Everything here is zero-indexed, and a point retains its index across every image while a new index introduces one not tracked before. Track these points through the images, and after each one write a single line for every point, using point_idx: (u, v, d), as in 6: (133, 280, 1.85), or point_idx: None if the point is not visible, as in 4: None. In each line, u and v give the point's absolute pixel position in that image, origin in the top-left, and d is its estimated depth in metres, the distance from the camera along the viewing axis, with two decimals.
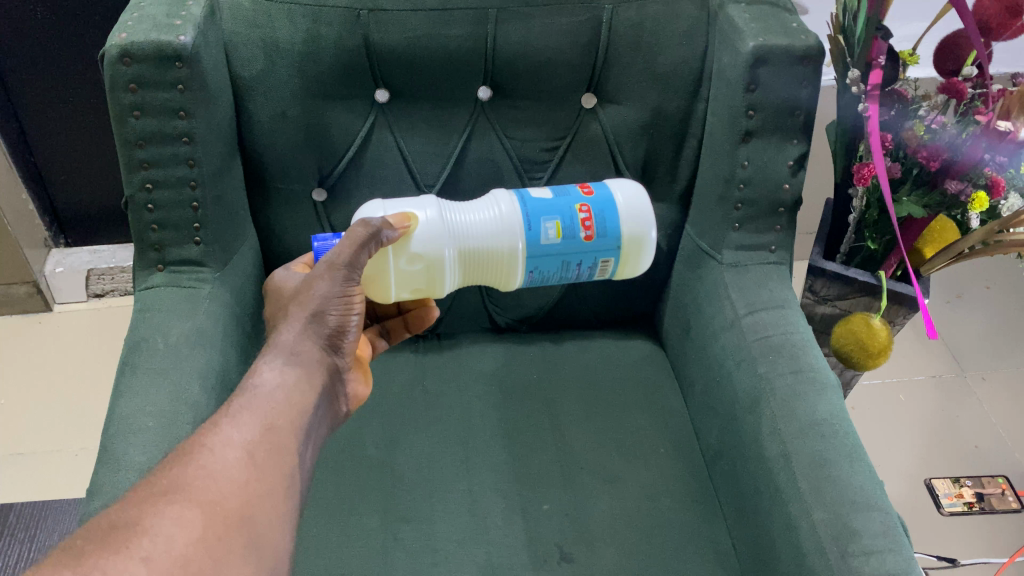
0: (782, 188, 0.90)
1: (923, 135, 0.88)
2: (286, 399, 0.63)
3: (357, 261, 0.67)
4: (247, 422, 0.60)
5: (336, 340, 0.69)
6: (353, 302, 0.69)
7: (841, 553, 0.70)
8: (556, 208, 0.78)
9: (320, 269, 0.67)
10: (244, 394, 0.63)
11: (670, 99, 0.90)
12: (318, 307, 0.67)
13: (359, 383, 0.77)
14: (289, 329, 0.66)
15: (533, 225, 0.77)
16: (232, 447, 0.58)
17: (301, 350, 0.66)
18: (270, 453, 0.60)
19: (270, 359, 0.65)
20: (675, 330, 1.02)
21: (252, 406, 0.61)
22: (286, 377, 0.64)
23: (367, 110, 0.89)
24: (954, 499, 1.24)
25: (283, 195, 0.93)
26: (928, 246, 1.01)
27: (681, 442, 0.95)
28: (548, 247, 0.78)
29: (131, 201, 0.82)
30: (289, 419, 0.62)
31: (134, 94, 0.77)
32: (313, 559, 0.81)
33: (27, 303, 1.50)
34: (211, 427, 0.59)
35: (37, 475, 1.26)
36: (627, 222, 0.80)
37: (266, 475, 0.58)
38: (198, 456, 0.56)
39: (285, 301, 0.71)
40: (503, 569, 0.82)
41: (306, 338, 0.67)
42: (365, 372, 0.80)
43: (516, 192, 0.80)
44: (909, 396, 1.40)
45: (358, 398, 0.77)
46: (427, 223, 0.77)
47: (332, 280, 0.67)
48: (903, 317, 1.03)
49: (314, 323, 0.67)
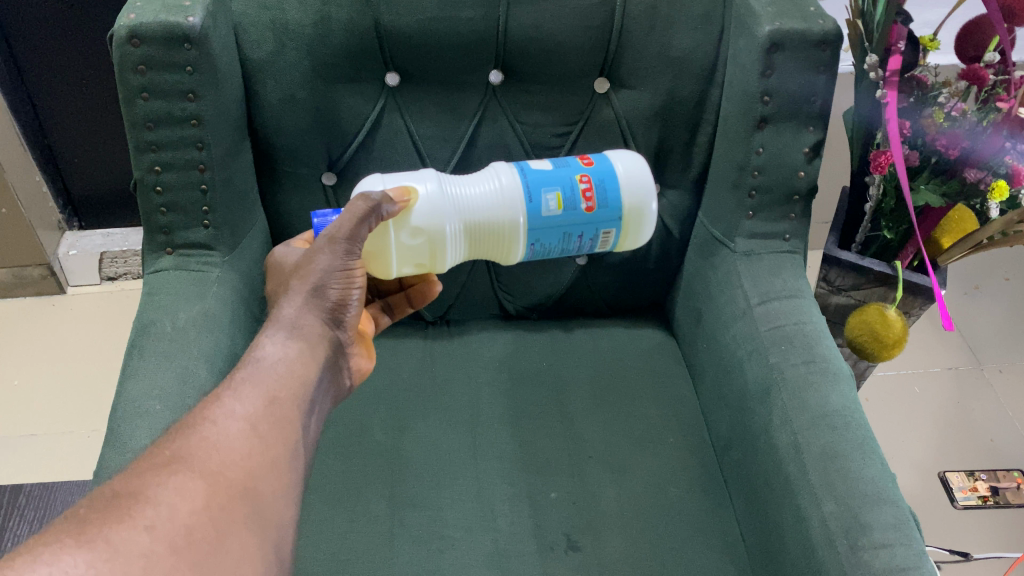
0: (797, 176, 0.88)
1: (942, 122, 0.87)
2: (289, 372, 0.63)
3: (357, 234, 0.67)
4: (252, 396, 0.60)
5: (337, 314, 0.70)
6: (354, 276, 0.69)
7: (851, 547, 0.69)
8: (557, 179, 0.77)
9: (321, 243, 0.67)
10: (248, 366, 0.63)
11: (685, 84, 0.89)
12: (319, 282, 0.67)
13: (362, 355, 0.77)
14: (291, 303, 0.67)
15: (534, 197, 0.77)
16: (235, 418, 0.58)
17: (302, 324, 0.66)
18: (272, 425, 0.59)
19: (272, 332, 0.65)
20: (687, 318, 1.01)
21: (254, 378, 0.62)
22: (289, 351, 0.65)
23: (377, 93, 0.88)
24: (969, 492, 1.22)
25: (292, 178, 0.92)
26: (945, 237, 0.98)
27: (692, 430, 0.95)
28: (549, 219, 0.77)
29: (140, 183, 0.81)
30: (293, 392, 0.63)
31: (143, 75, 0.76)
32: (317, 543, 0.81)
33: (40, 286, 1.51)
34: (213, 399, 0.59)
35: (48, 456, 1.27)
36: (628, 194, 0.80)
37: (269, 446, 0.58)
38: (201, 428, 0.56)
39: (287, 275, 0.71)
40: (509, 558, 0.81)
41: (307, 312, 0.67)
42: (368, 345, 0.80)
43: (516, 164, 0.80)
44: (924, 387, 1.39)
45: (362, 371, 0.77)
46: (427, 197, 0.76)
47: (333, 254, 0.67)
48: (919, 308, 1.02)
49: (315, 297, 0.68)
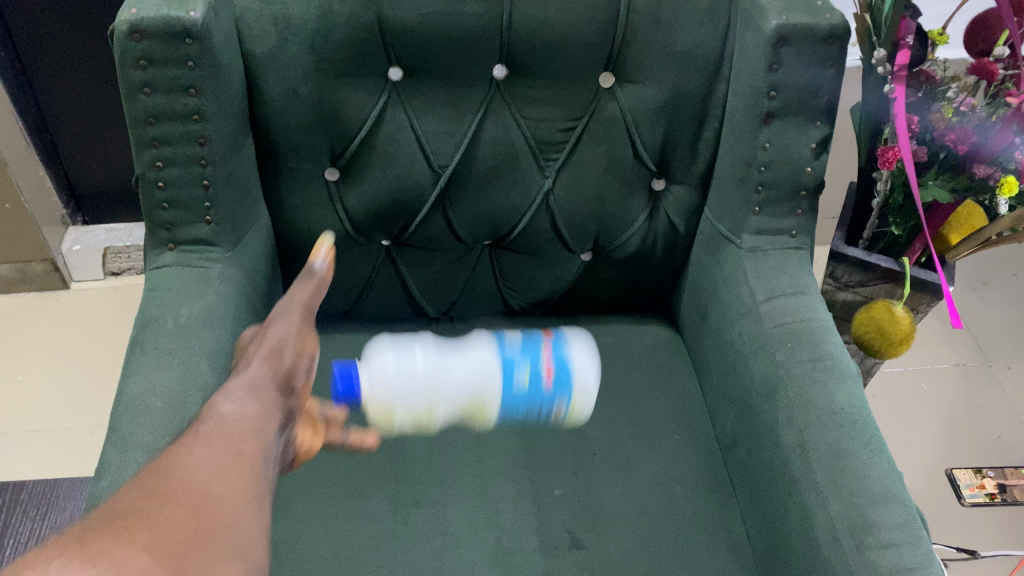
0: (804, 172, 0.88)
1: (951, 118, 0.86)
2: (251, 429, 0.56)
3: (308, 302, 0.66)
4: (217, 446, 0.53)
5: (293, 379, 0.62)
6: (308, 348, 0.64)
7: (859, 545, 0.68)
8: (523, 353, 0.79)
9: (289, 303, 0.66)
10: (206, 424, 0.56)
11: (690, 79, 0.88)
12: (276, 345, 0.63)
13: (307, 435, 0.65)
14: (249, 367, 0.61)
15: (501, 373, 0.78)
16: (206, 464, 0.51)
17: (259, 383, 0.60)
18: (244, 472, 0.52)
19: (229, 392, 0.59)
20: (692, 315, 1.01)
21: (218, 433, 0.54)
22: (246, 410, 0.57)
23: (380, 88, 0.87)
24: (976, 489, 1.22)
25: (295, 173, 0.91)
26: (954, 234, 0.97)
27: (697, 427, 0.94)
28: (516, 392, 0.78)
29: (141, 179, 0.81)
30: (256, 447, 0.55)
31: (144, 70, 0.76)
32: (321, 541, 0.80)
33: (45, 281, 1.51)
34: (178, 453, 0.52)
35: (51, 450, 1.27)
36: (584, 390, 0.83)
37: (247, 489, 0.51)
38: (174, 471, 0.51)
39: (245, 350, 0.66)
40: (513, 556, 0.81)
41: (264, 375, 0.61)
42: (318, 427, 0.68)
43: (497, 337, 0.84)
44: (931, 384, 1.38)
45: (306, 451, 0.64)
46: (413, 373, 0.80)
47: (286, 321, 0.64)
48: (927, 305, 1.01)
49: (272, 358, 0.62)
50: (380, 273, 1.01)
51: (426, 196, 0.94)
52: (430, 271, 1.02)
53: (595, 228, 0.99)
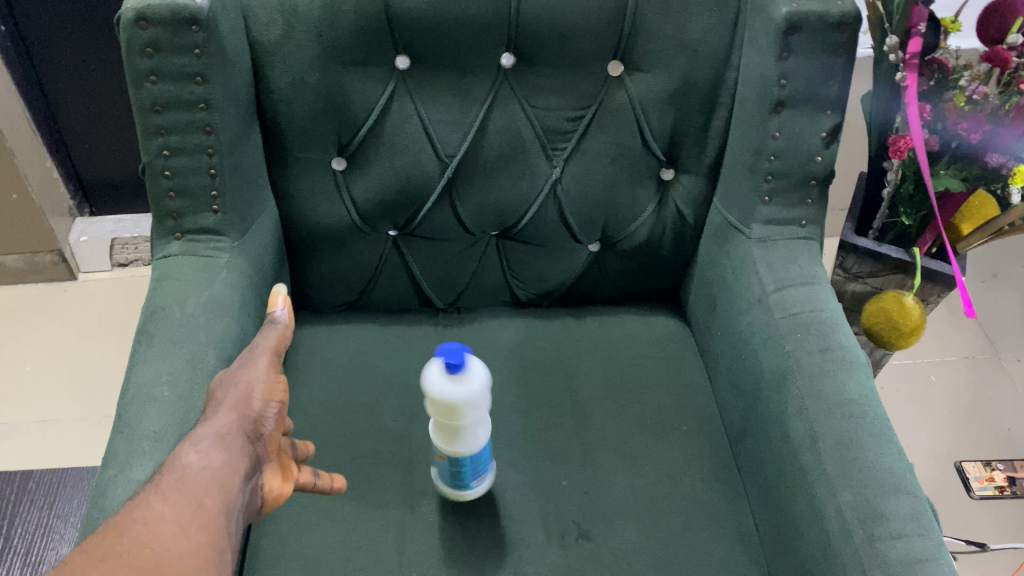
0: (814, 161, 0.87)
1: (964, 107, 0.85)
2: (215, 481, 0.59)
3: (278, 348, 0.72)
4: (175, 502, 0.56)
5: (260, 426, 0.66)
6: (277, 394, 0.68)
7: (868, 536, 0.68)
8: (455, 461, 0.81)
9: (259, 350, 0.70)
10: (170, 476, 0.59)
11: (700, 67, 0.87)
12: (248, 388, 0.67)
13: (276, 479, 0.69)
14: (215, 416, 0.64)
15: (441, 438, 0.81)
16: (162, 520, 0.54)
17: (225, 433, 0.63)
18: (200, 524, 0.55)
19: (196, 442, 0.62)
20: (701, 305, 1.00)
21: (180, 484, 0.58)
22: (211, 460, 0.60)
23: (387, 76, 0.87)
24: (985, 482, 1.21)
25: (302, 163, 0.91)
26: (965, 223, 0.96)
27: (705, 419, 0.93)
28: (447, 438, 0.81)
29: (148, 167, 0.81)
30: (218, 499, 0.58)
31: (150, 58, 0.76)
32: (327, 531, 0.80)
33: (52, 272, 1.51)
34: (141, 502, 0.55)
35: (57, 440, 1.27)
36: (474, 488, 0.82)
37: (198, 543, 0.54)
38: (131, 528, 0.53)
39: (213, 395, 0.69)
40: (520, 547, 0.80)
41: (231, 422, 0.64)
42: (288, 473, 0.71)
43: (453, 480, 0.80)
44: (941, 376, 1.37)
45: (275, 495, 0.68)
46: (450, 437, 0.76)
47: (257, 364, 0.69)
48: (937, 295, 1.00)
49: (240, 405, 0.66)
50: (387, 264, 1.01)
51: (433, 185, 0.94)
52: (437, 262, 1.01)
53: (602, 218, 0.98)
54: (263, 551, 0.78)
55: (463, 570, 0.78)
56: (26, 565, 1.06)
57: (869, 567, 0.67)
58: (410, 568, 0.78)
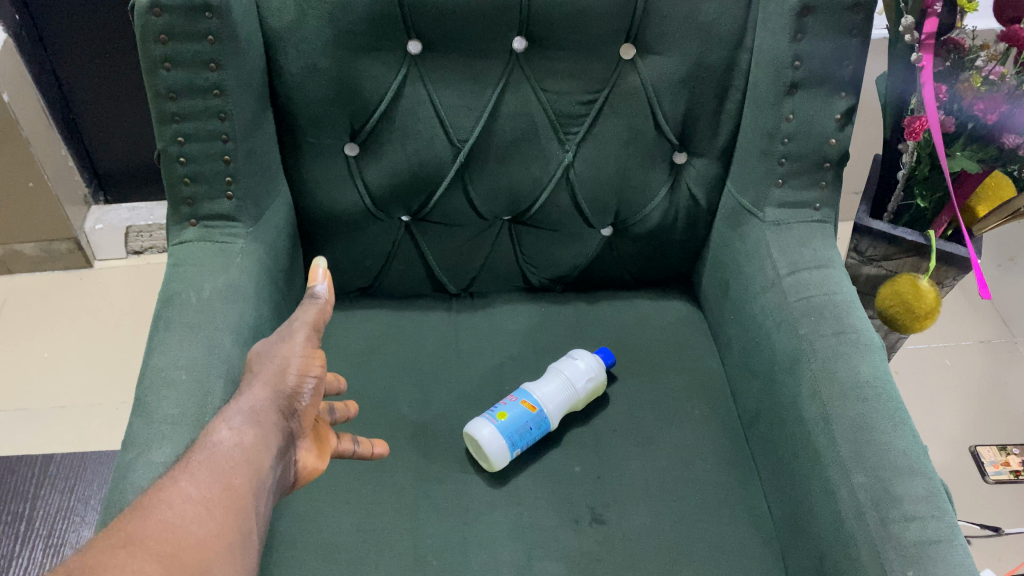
0: (829, 143, 0.87)
1: (980, 88, 0.84)
2: (244, 458, 0.61)
3: (318, 323, 0.70)
4: (204, 482, 0.58)
5: (295, 402, 0.67)
6: (313, 368, 0.68)
7: (881, 518, 0.68)
8: (512, 416, 0.86)
9: (297, 325, 0.70)
10: (202, 452, 0.61)
11: (712, 50, 0.87)
12: (283, 363, 0.68)
13: (311, 453, 0.72)
14: (250, 391, 0.66)
15: (509, 402, 0.88)
16: (189, 503, 0.56)
17: (259, 409, 0.65)
18: (226, 509, 0.58)
19: (229, 418, 0.64)
20: (714, 290, 1.00)
21: (209, 462, 0.60)
22: (244, 437, 0.62)
23: (399, 61, 0.87)
24: (1000, 466, 1.20)
25: (316, 149, 0.91)
26: (981, 205, 0.95)
27: (718, 402, 0.94)
28: (508, 401, 0.88)
29: (164, 154, 0.81)
30: (246, 478, 0.60)
31: (165, 45, 0.76)
32: (344, 514, 0.81)
33: (69, 260, 1.52)
34: (168, 482, 0.58)
35: (79, 425, 1.28)
36: (499, 453, 0.84)
37: (222, 531, 0.56)
38: (156, 511, 0.55)
39: (251, 366, 0.70)
40: (535, 530, 0.81)
41: (263, 397, 0.66)
42: (322, 444, 0.74)
43: (518, 435, 0.85)
44: (956, 361, 1.36)
45: (309, 469, 0.71)
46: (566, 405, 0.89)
47: (293, 341, 0.69)
48: (953, 278, 1.00)
49: (275, 380, 0.67)
50: (400, 249, 1.01)
51: (445, 169, 0.94)
52: (450, 247, 1.02)
53: (615, 203, 0.98)
54: (281, 534, 0.79)
55: (478, 553, 0.79)
56: (49, 547, 1.08)
57: (883, 549, 0.67)
58: (426, 551, 0.79)
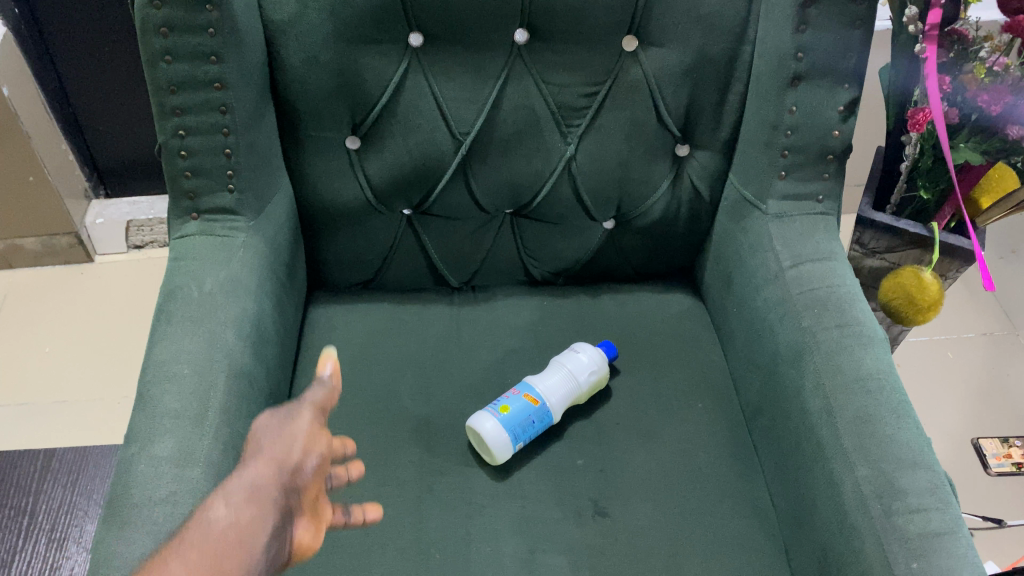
0: (831, 135, 0.87)
1: (984, 79, 0.84)
2: (238, 538, 0.52)
3: (327, 404, 0.65)
4: (194, 561, 0.50)
5: (298, 475, 0.59)
6: (319, 444, 0.62)
7: (885, 511, 0.68)
8: (515, 410, 0.85)
9: (304, 404, 0.65)
10: (191, 537, 0.52)
11: (715, 41, 0.86)
12: (286, 437, 0.60)
13: (307, 530, 0.59)
14: (250, 466, 0.57)
15: (512, 396, 0.87)
16: None
17: (258, 483, 0.56)
18: None
19: (225, 496, 0.55)
20: (717, 283, 1.00)
21: (198, 546, 0.51)
22: (239, 515, 0.53)
23: (400, 54, 0.86)
24: (1003, 459, 1.20)
25: (317, 142, 0.91)
26: (985, 196, 0.94)
27: (721, 395, 0.93)
28: (511, 395, 0.88)
29: (165, 147, 0.81)
30: (240, 561, 0.51)
31: (165, 38, 0.75)
32: (346, 508, 0.81)
33: (69, 254, 1.52)
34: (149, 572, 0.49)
35: (80, 421, 1.28)
36: (501, 447, 0.83)
37: None
38: None
39: (250, 447, 0.62)
40: (537, 524, 0.81)
41: (265, 472, 0.57)
42: (321, 522, 0.62)
43: (520, 429, 0.85)
44: (958, 353, 1.36)
45: (304, 549, 0.58)
46: (568, 399, 0.89)
47: (300, 417, 0.63)
48: (956, 270, 1.00)
49: (279, 455, 0.59)
50: (402, 242, 1.01)
51: (446, 163, 0.93)
52: (452, 240, 1.01)
53: (617, 195, 0.98)
54: None
55: (481, 547, 0.79)
56: (51, 541, 1.08)
57: (887, 541, 0.67)
58: (429, 544, 0.79)
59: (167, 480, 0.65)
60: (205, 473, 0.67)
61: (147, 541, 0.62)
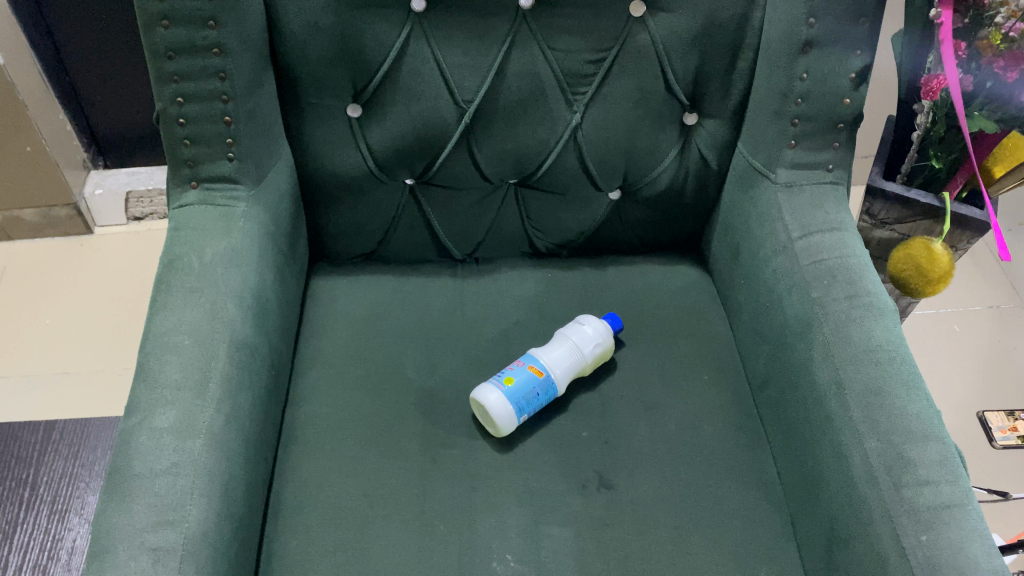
0: (842, 103, 0.85)
1: (1000, 45, 0.81)
2: None
3: None
4: None
5: None
6: None
7: (894, 484, 0.67)
8: (519, 383, 0.84)
9: None
10: None
11: (725, 7, 0.84)
12: None
13: None
14: None
15: (516, 368, 0.86)
16: None
17: None
18: None
19: None
20: (724, 254, 0.98)
21: None
22: None
23: (402, 19, 0.84)
24: (1008, 432, 1.18)
25: (317, 110, 0.89)
26: (999, 166, 0.93)
27: (727, 367, 0.93)
28: (515, 367, 0.87)
29: (163, 115, 0.79)
30: None
31: (162, 2, 0.73)
32: (349, 479, 0.80)
33: (68, 226, 1.50)
34: None
35: (79, 394, 1.28)
36: (505, 420, 0.82)
37: None
38: None
39: None
40: (541, 496, 0.80)
41: None
42: None
43: (524, 402, 0.84)
44: (964, 326, 1.35)
45: None
46: (573, 371, 0.88)
47: None
48: (967, 241, 0.98)
49: None
50: (405, 213, 1.00)
51: (450, 131, 0.92)
52: (455, 211, 1.00)
53: (624, 164, 0.96)
54: (287, 499, 0.79)
55: (485, 518, 0.78)
56: (53, 513, 1.08)
57: (896, 514, 0.66)
58: (433, 516, 0.78)
59: (168, 452, 0.65)
60: (206, 446, 0.66)
61: (150, 514, 0.61)
